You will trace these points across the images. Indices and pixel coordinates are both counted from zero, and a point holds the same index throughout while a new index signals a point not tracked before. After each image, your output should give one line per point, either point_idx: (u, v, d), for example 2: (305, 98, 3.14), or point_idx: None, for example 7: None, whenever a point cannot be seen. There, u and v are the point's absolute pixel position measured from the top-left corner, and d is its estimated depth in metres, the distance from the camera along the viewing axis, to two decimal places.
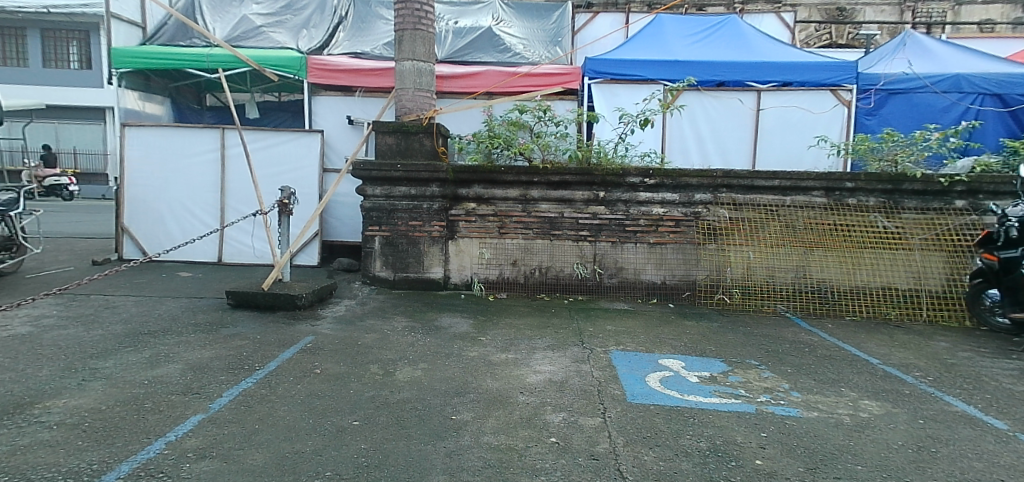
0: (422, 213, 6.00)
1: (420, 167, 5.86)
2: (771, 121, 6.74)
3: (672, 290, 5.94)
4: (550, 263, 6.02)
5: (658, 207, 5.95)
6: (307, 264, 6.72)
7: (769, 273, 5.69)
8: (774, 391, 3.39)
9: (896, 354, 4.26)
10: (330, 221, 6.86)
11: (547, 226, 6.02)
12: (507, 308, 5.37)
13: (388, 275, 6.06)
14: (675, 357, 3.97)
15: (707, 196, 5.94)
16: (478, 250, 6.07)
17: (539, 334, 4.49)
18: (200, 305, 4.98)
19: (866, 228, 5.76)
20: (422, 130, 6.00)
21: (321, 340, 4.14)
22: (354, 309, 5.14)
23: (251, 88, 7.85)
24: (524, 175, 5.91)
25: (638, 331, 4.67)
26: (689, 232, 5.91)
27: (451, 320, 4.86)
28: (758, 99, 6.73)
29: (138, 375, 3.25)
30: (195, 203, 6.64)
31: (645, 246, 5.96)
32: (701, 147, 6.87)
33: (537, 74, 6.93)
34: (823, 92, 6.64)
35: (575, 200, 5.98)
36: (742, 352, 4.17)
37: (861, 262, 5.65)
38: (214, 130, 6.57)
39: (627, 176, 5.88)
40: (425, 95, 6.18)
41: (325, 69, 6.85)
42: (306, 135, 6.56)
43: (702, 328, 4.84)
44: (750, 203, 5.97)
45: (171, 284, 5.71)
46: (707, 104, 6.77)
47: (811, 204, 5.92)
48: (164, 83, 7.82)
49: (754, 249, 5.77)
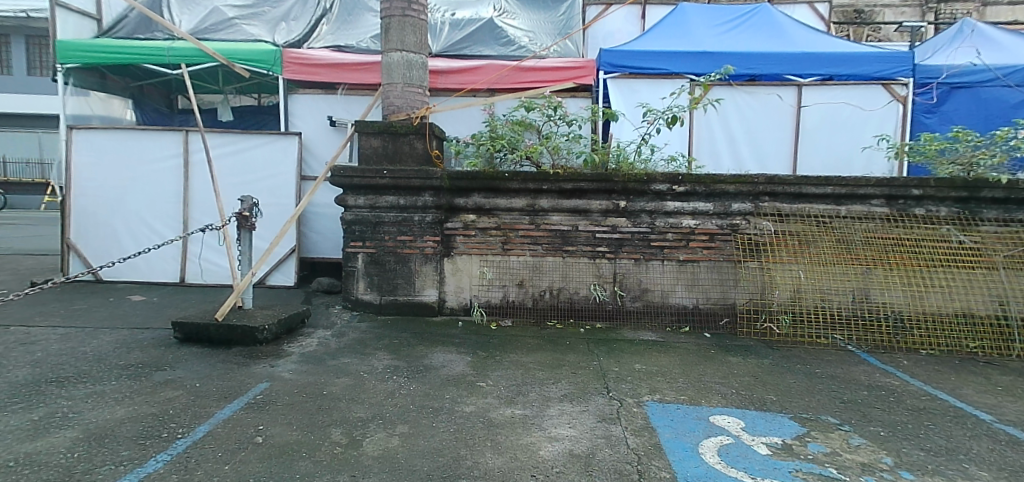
0: (413, 227, 5.15)
1: (410, 173, 5.03)
2: (814, 120, 5.95)
3: (706, 316, 5.08)
4: (562, 284, 5.16)
5: (689, 219, 5.09)
6: (283, 284, 5.89)
7: (822, 296, 4.83)
8: (876, 470, 2.49)
9: (1010, 406, 3.34)
10: (311, 235, 6.07)
11: (558, 241, 5.16)
12: (512, 340, 4.48)
13: (373, 298, 5.21)
14: (730, 414, 3.06)
15: (746, 205, 5.08)
16: (478, 269, 5.22)
17: (553, 377, 3.60)
18: (140, 340, 4.13)
19: (937, 243, 4.87)
20: (412, 131, 5.19)
21: (276, 389, 3.27)
22: (328, 343, 4.27)
23: (224, 87, 7.10)
24: (532, 183, 5.08)
25: (674, 372, 3.76)
26: (726, 247, 5.07)
27: (444, 358, 3.97)
28: (799, 94, 5.93)
29: (5, 453, 2.39)
30: (154, 215, 5.93)
31: (674, 264, 5.11)
32: (734, 149, 6.06)
33: (543, 68, 6.09)
34: (874, 86, 5.83)
35: (591, 211, 5.13)
36: (812, 403, 3.27)
37: (932, 283, 4.77)
38: (176, 133, 5.88)
39: (652, 183, 5.05)
40: (415, 91, 5.38)
41: (304, 64, 5.99)
42: (283, 138, 5.88)
43: (752, 366, 3.95)
44: (798, 214, 5.09)
45: (115, 311, 4.87)
46: (741, 101, 5.98)
47: (870, 215, 5.02)
48: (125, 82, 6.98)
49: (804, 268, 4.90)
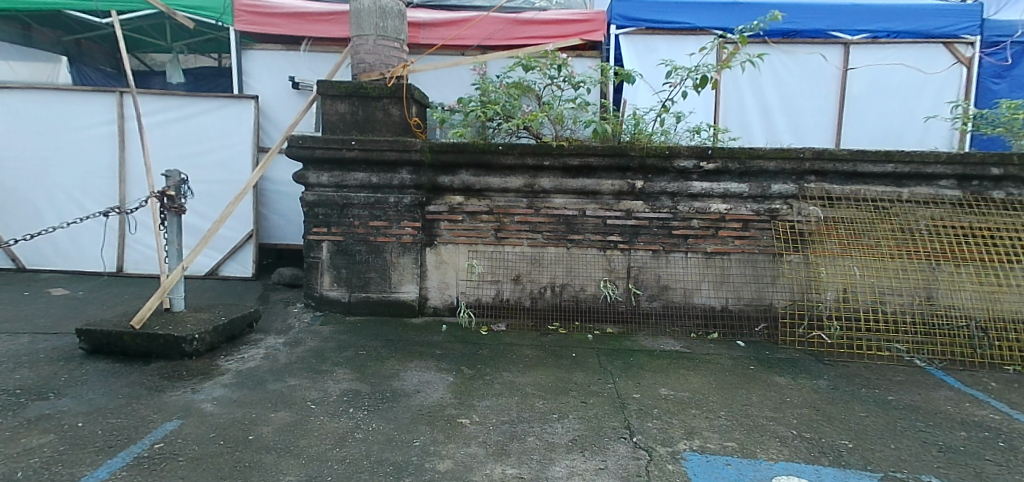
0: (388, 210, 4.29)
1: (384, 144, 4.17)
2: (863, 85, 5.07)
3: (738, 321, 4.24)
4: (566, 280, 4.32)
5: (719, 202, 4.24)
6: (238, 275, 5.08)
7: (879, 298, 4.03)
8: None
9: None
10: (273, 218, 5.23)
11: (561, 229, 4.31)
12: (507, 352, 3.65)
13: (341, 295, 4.36)
14: (801, 475, 2.24)
15: (789, 187, 4.21)
16: (466, 261, 4.37)
17: (557, 410, 2.78)
18: (34, 351, 3.26)
19: (1019, 233, 4.05)
20: (387, 93, 4.27)
21: (186, 432, 2.41)
22: (277, 356, 3.42)
23: (174, 46, 6.14)
24: (531, 157, 4.20)
25: (712, 401, 2.95)
26: (763, 236, 4.23)
27: (419, 378, 3.14)
28: (846, 54, 5.03)
29: None
30: (85, 192, 5.03)
31: (700, 257, 4.28)
32: (767, 119, 5.19)
33: (545, 21, 5.13)
34: (935, 45, 4.94)
35: (602, 193, 4.26)
36: (903, 455, 2.46)
37: (1011, 282, 3.97)
38: (107, 95, 4.95)
39: (677, 158, 4.17)
40: (390, 44, 4.45)
41: (261, 12, 5.04)
42: (236, 103, 5.03)
43: (806, 392, 3.15)
44: (850, 198, 4.23)
45: (25, 309, 4.00)
46: (778, 62, 5.09)
47: (938, 199, 4.18)
48: (56, 36, 6.08)
49: (858, 262, 4.08)
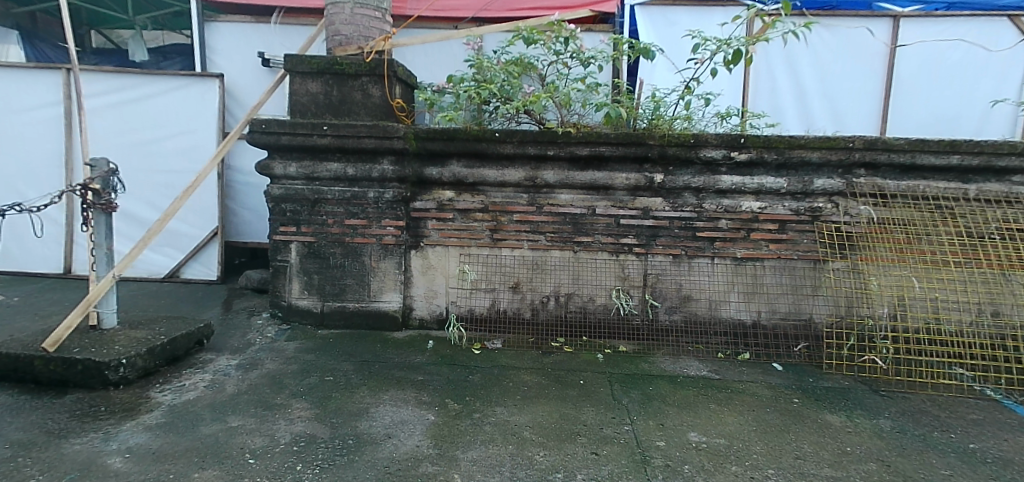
0: (367, 207, 3.69)
1: (361, 130, 3.57)
2: (914, 64, 4.42)
3: (773, 338, 3.64)
4: (572, 288, 3.73)
5: (751, 200, 3.62)
6: (202, 279, 4.52)
7: (939, 314, 3.43)
8: None
9: None
10: (242, 214, 4.66)
11: (567, 230, 3.70)
12: (502, 378, 3.06)
13: (312, 305, 3.78)
14: None
15: (834, 182, 3.57)
16: (457, 267, 3.77)
17: (561, 466, 2.19)
18: None
19: None
20: (365, 71, 3.63)
21: None
22: (224, 385, 2.83)
23: (136, 19, 5.55)
24: (532, 145, 3.58)
25: (753, 452, 2.35)
26: (803, 240, 3.61)
27: (392, 417, 2.56)
28: (896, 28, 4.38)
29: None
30: (28, 184, 4.46)
31: (729, 264, 3.67)
32: (803, 103, 4.55)
33: None
34: (1000, 18, 4.28)
35: (615, 188, 3.65)
36: None
37: None
38: (49, 73, 4.36)
39: (705, 148, 3.54)
40: (370, 14, 3.81)
41: None
42: (198, 82, 4.44)
43: (868, 437, 2.55)
44: (907, 195, 3.57)
45: None
46: (816, 38, 4.45)
47: (1010, 198, 3.54)
48: (6, 9, 5.61)
49: (915, 272, 3.47)
